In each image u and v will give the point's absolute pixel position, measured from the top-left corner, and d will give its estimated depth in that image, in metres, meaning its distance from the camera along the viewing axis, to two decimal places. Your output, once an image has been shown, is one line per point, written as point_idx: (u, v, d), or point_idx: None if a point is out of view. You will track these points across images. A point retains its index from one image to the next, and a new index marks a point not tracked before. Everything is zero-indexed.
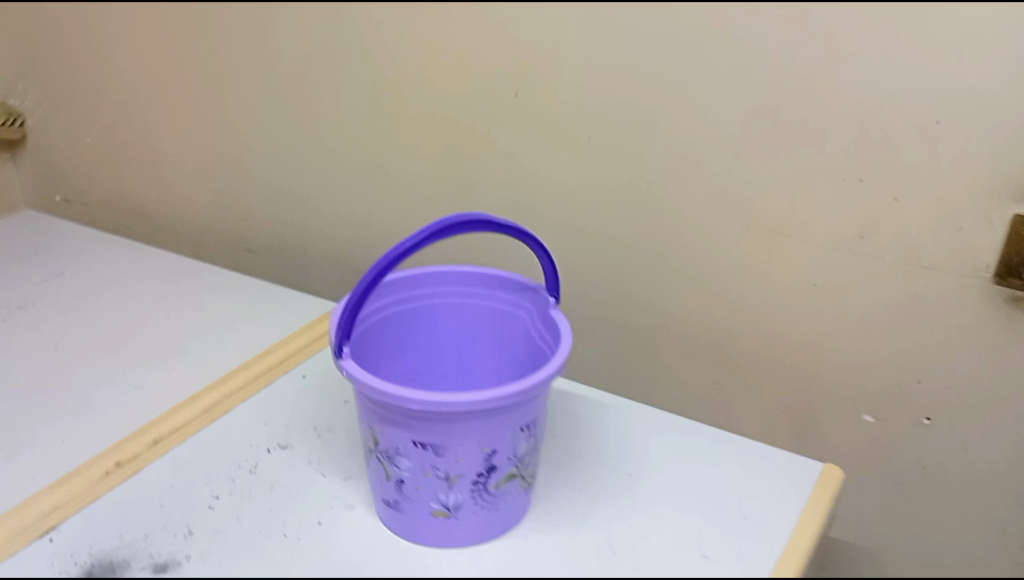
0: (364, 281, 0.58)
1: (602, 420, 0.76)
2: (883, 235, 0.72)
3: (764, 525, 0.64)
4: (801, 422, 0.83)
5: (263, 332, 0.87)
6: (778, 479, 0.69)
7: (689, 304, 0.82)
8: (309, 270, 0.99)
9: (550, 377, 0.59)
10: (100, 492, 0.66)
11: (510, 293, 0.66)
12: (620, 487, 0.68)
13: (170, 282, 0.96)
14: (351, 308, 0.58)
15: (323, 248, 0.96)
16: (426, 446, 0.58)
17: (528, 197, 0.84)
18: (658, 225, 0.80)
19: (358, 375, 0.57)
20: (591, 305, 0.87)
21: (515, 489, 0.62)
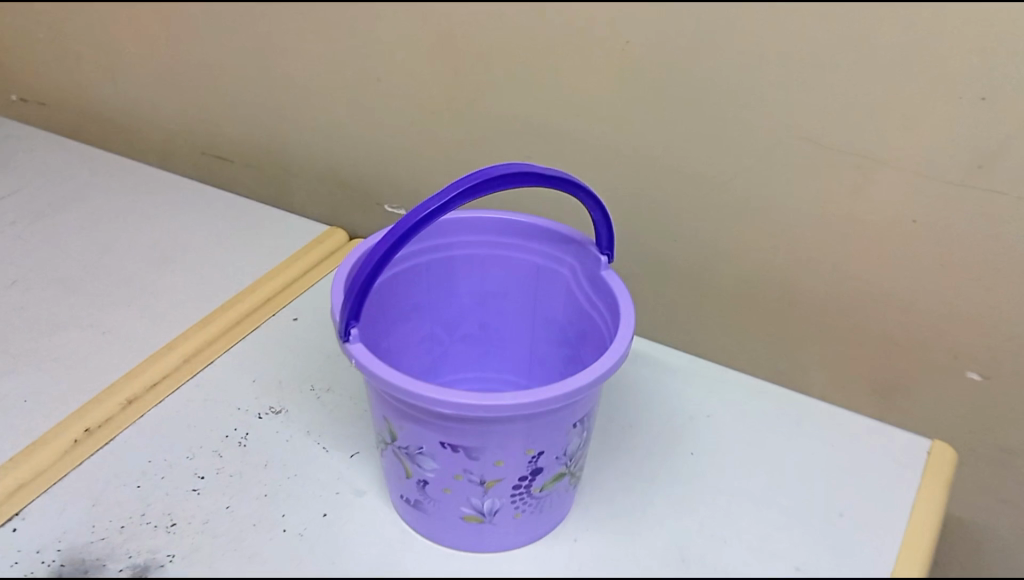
0: (375, 250, 0.47)
1: (650, 383, 0.65)
2: (1007, 164, 0.59)
3: (867, 523, 0.54)
4: (891, 378, 0.73)
5: (251, 263, 0.77)
6: (875, 464, 0.59)
7: (757, 249, 0.70)
8: (318, 188, 0.87)
9: (610, 367, 0.48)
10: (66, 469, 0.58)
11: (550, 245, 0.56)
12: (686, 470, 0.58)
13: (147, 204, 0.84)
14: (360, 281, 0.47)
15: (336, 172, 0.85)
16: (457, 449, 0.48)
17: (562, 125, 0.71)
18: (722, 161, 0.67)
19: (372, 365, 0.46)
20: (636, 251, 0.75)
21: (562, 488, 0.52)
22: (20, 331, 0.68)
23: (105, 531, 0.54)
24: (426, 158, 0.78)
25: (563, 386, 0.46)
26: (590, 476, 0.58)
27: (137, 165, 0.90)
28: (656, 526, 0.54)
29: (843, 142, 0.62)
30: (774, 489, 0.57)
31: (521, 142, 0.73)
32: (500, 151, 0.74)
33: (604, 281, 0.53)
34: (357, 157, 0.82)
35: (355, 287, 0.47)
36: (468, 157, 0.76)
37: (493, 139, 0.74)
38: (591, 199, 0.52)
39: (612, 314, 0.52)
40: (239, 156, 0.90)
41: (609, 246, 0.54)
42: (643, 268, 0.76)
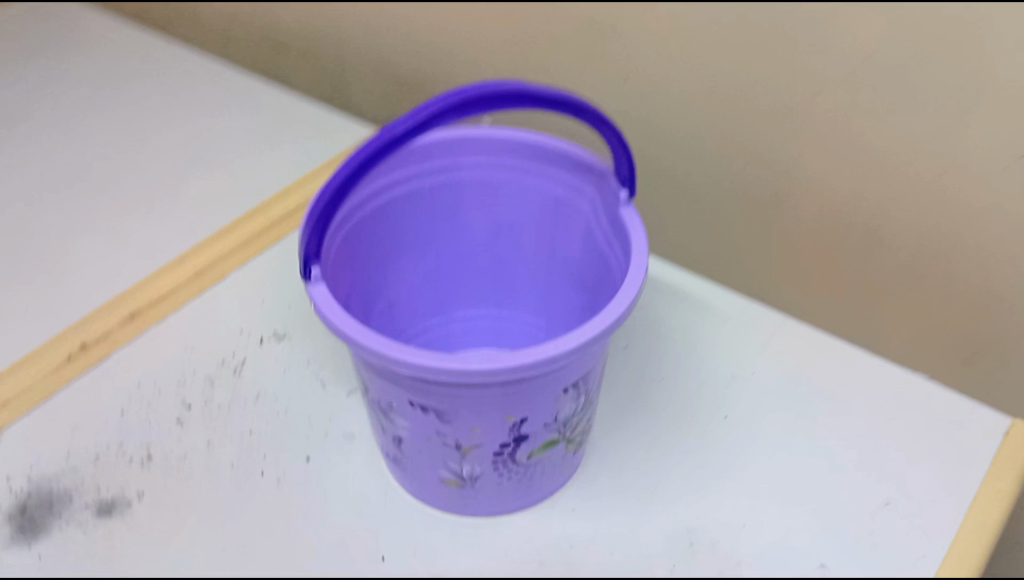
0: (335, 174, 0.40)
1: (692, 326, 0.58)
2: None
3: (914, 518, 0.48)
4: (981, 338, 0.64)
5: (284, 176, 0.72)
6: (939, 445, 0.51)
7: (839, 178, 0.63)
8: (378, 88, 0.82)
9: (609, 329, 0.41)
10: (54, 388, 0.55)
11: (568, 173, 0.48)
12: (714, 437, 0.52)
13: (193, 104, 0.80)
14: (317, 210, 0.41)
15: (400, 75, 0.80)
16: (427, 410, 0.41)
17: (638, 24, 0.64)
18: (809, 74, 0.59)
19: (327, 309, 0.40)
20: (705, 170, 0.68)
21: (556, 456, 0.46)
22: (40, 232, 0.66)
23: (78, 461, 0.51)
24: (488, 58, 0.73)
25: (546, 350, 0.39)
26: (600, 435, 0.52)
27: (189, 55, 0.86)
28: (661, 511, 0.48)
29: (938, 58, 0.54)
30: (812, 473, 0.50)
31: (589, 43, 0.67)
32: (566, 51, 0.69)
33: (623, 221, 0.45)
34: (420, 56, 0.77)
35: (312, 218, 0.41)
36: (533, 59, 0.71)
37: (559, 38, 0.69)
38: (606, 127, 0.43)
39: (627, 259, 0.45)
40: (303, 51, 0.86)
41: (630, 178, 0.45)
42: (713, 190, 0.69)
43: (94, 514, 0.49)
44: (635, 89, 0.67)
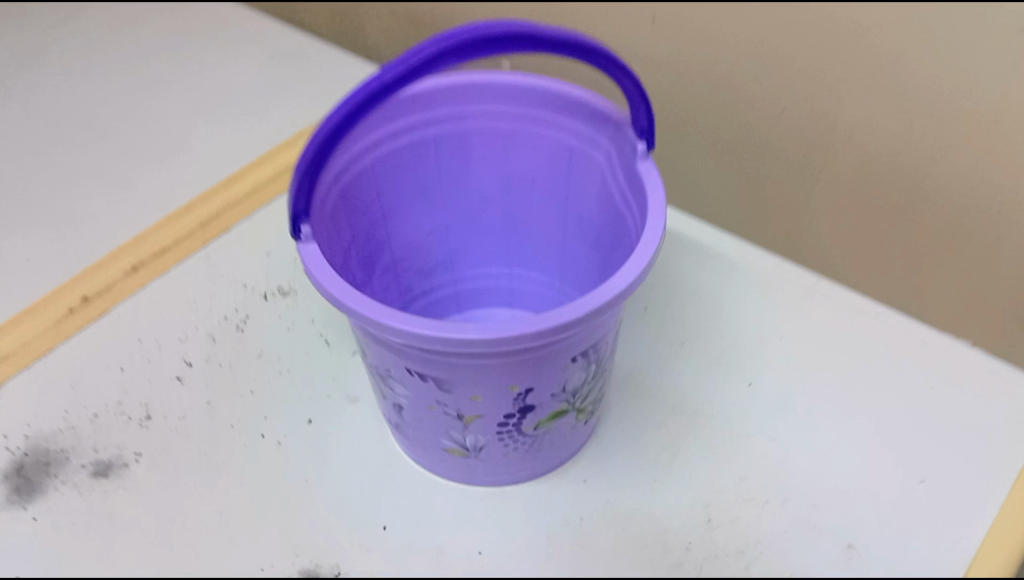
0: (322, 125, 0.38)
1: (715, 289, 0.55)
2: None
3: (947, 497, 0.45)
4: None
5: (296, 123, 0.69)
6: (976, 420, 0.48)
7: (881, 127, 0.59)
8: (395, 33, 0.79)
9: (619, 296, 0.37)
10: (53, 345, 0.53)
11: (583, 122, 0.45)
12: (735, 408, 0.49)
13: (206, 47, 0.77)
14: (304, 164, 0.38)
15: (419, 21, 0.77)
16: (425, 377, 0.39)
17: None
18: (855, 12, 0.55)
19: (316, 271, 0.38)
20: (737, 120, 0.65)
21: (565, 425, 0.43)
22: (44, 179, 0.64)
23: (76, 420, 0.49)
24: None
25: (550, 317, 0.36)
26: (618, 404, 0.50)
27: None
28: (679, 486, 0.46)
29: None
30: (839, 447, 0.47)
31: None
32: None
33: (640, 176, 0.42)
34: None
35: (299, 173, 0.38)
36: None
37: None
38: (622, 73, 0.39)
39: (643, 216, 0.42)
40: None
41: (648, 129, 0.42)
42: (743, 141, 0.66)
43: (91, 475, 0.46)
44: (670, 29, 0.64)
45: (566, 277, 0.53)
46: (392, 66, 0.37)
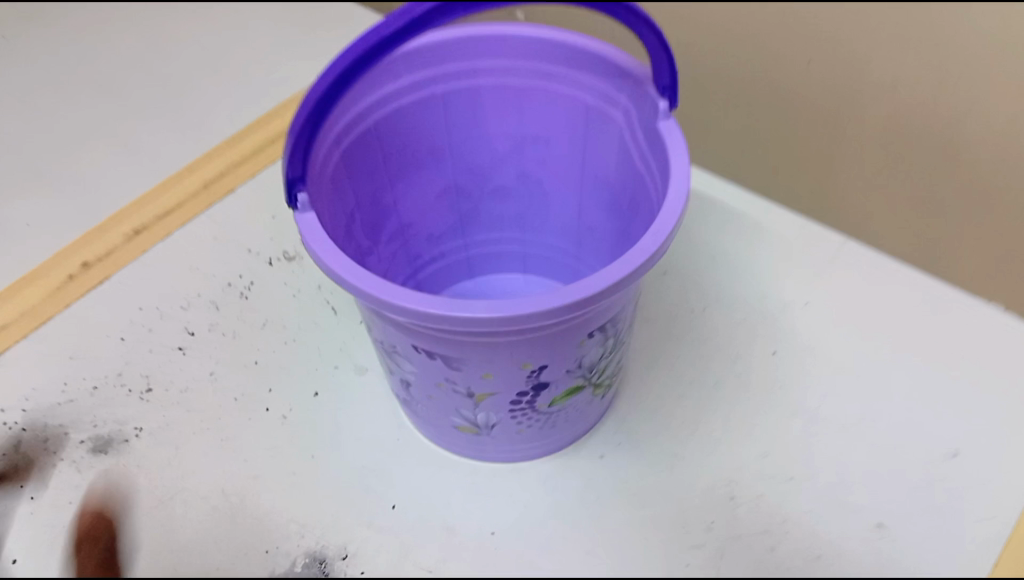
0: (316, 86, 0.35)
1: (740, 251, 0.53)
2: None
3: (983, 473, 0.43)
4: None
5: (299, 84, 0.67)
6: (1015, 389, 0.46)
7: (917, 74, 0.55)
8: None
9: (639, 269, 0.35)
10: (54, 312, 0.51)
11: (600, 78, 0.42)
12: (759, 376, 0.47)
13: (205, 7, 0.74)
14: (298, 127, 0.36)
15: None
16: (433, 355, 0.37)
17: None
18: None
19: (313, 242, 0.36)
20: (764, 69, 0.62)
21: (582, 401, 0.41)
22: (42, 139, 0.61)
23: (75, 393, 0.47)
24: None
25: (564, 293, 0.34)
26: (636, 377, 0.48)
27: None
28: (696, 461, 0.44)
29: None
30: (869, 420, 0.45)
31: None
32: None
33: (662, 136, 0.39)
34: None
35: (293, 137, 0.36)
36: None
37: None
38: (645, 25, 0.36)
39: (665, 180, 0.39)
40: None
41: (671, 86, 0.39)
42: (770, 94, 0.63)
43: (90, 451, 0.45)
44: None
45: (581, 241, 0.51)
46: (388, 23, 0.33)
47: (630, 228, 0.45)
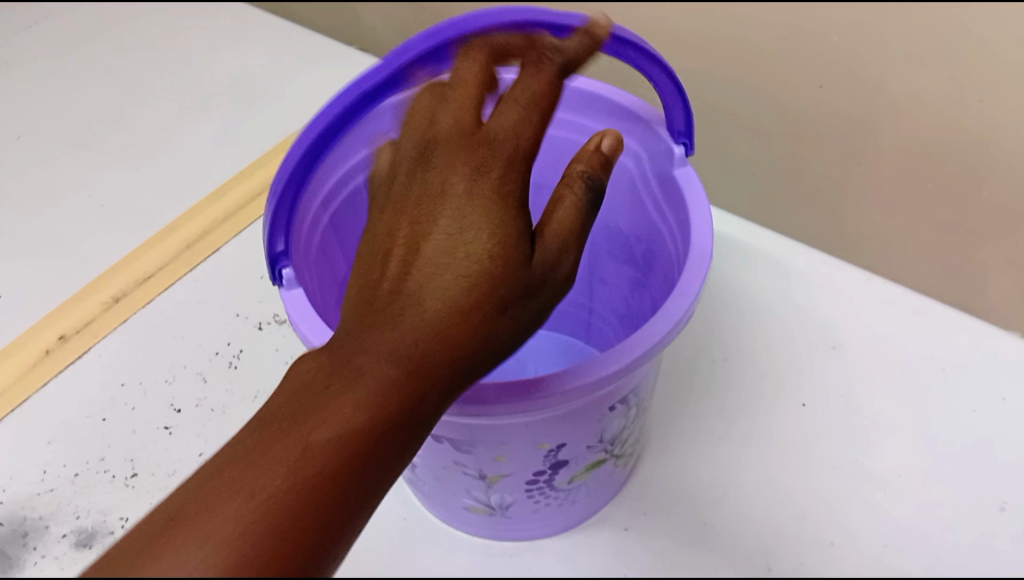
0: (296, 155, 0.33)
1: (759, 291, 0.50)
2: None
3: None
4: None
5: (266, 125, 0.62)
6: None
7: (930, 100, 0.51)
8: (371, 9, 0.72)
9: (663, 336, 0.32)
10: (26, 393, 0.47)
11: (606, 124, 0.39)
12: (788, 428, 0.44)
13: (164, 40, 0.70)
14: (278, 198, 0.33)
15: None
16: (440, 440, 0.34)
17: None
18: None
19: (296, 316, 0.32)
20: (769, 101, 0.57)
21: (604, 472, 0.38)
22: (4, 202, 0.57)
23: (55, 482, 0.44)
24: None
25: (582, 371, 0.31)
26: (657, 440, 0.45)
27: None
28: (729, 531, 0.41)
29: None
30: (909, 472, 0.42)
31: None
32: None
33: (678, 183, 0.36)
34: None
35: (274, 209, 0.33)
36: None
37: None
38: (659, 67, 0.33)
39: (683, 228, 0.36)
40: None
41: (687, 131, 0.36)
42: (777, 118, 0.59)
43: (72, 546, 0.41)
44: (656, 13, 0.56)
45: (595, 292, 0.49)
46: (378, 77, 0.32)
47: (648, 280, 0.43)
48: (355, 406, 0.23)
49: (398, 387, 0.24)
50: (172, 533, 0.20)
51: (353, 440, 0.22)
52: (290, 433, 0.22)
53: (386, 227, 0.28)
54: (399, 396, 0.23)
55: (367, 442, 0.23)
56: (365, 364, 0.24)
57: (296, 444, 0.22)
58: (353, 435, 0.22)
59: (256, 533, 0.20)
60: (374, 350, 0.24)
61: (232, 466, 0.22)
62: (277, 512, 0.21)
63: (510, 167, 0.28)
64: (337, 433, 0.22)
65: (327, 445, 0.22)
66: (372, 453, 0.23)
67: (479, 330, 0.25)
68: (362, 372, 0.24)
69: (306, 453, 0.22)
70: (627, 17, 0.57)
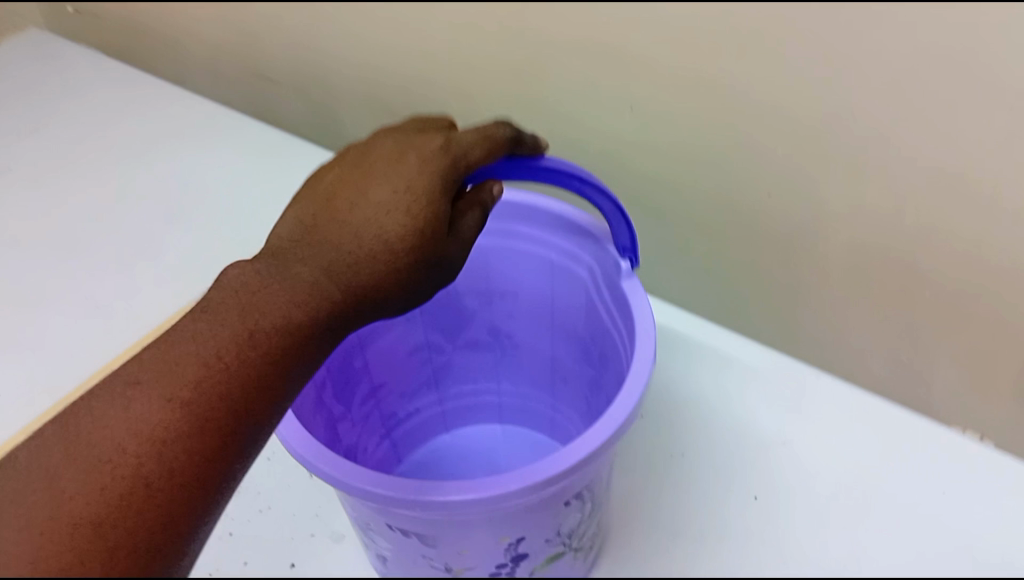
0: None
1: (710, 392, 0.52)
2: None
3: None
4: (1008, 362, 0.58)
5: (241, 227, 0.64)
6: (996, 507, 0.46)
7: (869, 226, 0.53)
8: (296, 108, 0.73)
9: (610, 438, 0.34)
10: None
11: (562, 238, 0.43)
12: (741, 521, 0.47)
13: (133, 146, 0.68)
14: None
15: (321, 100, 0.70)
16: (407, 534, 0.37)
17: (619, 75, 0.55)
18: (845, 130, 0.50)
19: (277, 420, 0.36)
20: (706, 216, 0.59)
21: (565, 563, 0.41)
22: None
23: None
24: (431, 84, 0.63)
25: (534, 471, 0.33)
26: (615, 544, 0.48)
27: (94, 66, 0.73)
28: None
29: (983, 94, 0.44)
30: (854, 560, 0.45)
31: (531, 78, 0.58)
32: (521, 86, 0.59)
33: (625, 294, 0.40)
34: (348, 80, 0.67)
35: None
36: (489, 87, 0.60)
37: (502, 73, 0.59)
38: (599, 192, 0.38)
39: (631, 336, 0.39)
40: (214, 72, 0.74)
41: (631, 247, 0.40)
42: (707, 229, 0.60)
43: None
44: (616, 135, 0.58)
45: (557, 389, 0.52)
46: None
47: (604, 380, 0.46)
48: (273, 326, 0.30)
49: (311, 313, 0.31)
50: (114, 404, 0.27)
51: (259, 357, 0.29)
52: (209, 340, 0.29)
53: (334, 181, 0.34)
54: (310, 316, 0.30)
55: (272, 358, 0.29)
56: (296, 280, 0.31)
57: (208, 356, 0.28)
58: (259, 352, 0.29)
59: (171, 431, 0.27)
60: (304, 266, 0.31)
61: (164, 355, 0.29)
62: (195, 414, 0.27)
63: (449, 167, 0.33)
64: (239, 346, 0.29)
65: (236, 365, 0.28)
66: (268, 368, 0.29)
67: (388, 276, 0.32)
68: (271, 301, 0.30)
69: (201, 380, 0.28)
70: (588, 136, 0.59)
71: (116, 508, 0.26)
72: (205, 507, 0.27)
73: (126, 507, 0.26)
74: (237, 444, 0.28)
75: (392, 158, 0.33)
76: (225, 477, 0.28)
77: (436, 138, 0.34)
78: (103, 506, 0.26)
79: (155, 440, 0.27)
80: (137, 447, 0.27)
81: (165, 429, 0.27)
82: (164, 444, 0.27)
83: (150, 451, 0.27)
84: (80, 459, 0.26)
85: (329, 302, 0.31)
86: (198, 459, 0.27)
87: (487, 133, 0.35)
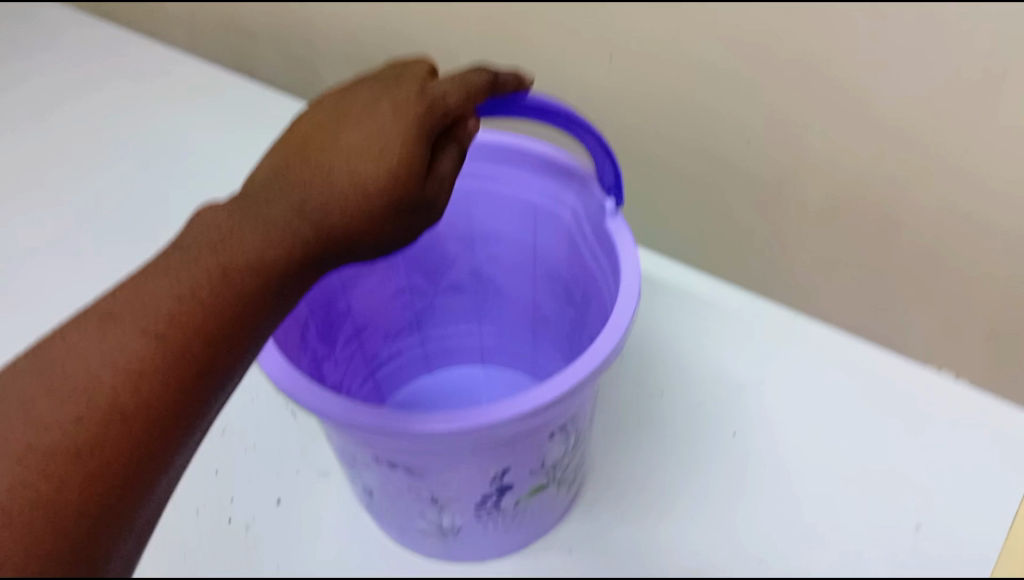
0: None
1: (691, 337, 0.53)
2: None
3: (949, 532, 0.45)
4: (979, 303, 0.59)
5: (219, 176, 0.64)
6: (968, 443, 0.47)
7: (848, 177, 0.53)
8: (266, 57, 0.71)
9: (593, 371, 0.35)
10: None
11: (546, 178, 0.43)
12: (721, 460, 0.48)
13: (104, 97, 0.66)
14: None
15: (292, 48, 0.69)
16: (394, 467, 0.37)
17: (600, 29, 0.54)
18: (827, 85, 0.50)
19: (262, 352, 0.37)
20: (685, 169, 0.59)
21: (547, 496, 0.42)
22: None
23: None
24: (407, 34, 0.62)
25: (519, 402, 0.34)
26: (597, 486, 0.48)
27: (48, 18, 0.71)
28: (668, 561, 0.45)
29: (965, 48, 0.44)
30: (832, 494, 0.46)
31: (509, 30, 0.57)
32: (498, 39, 0.58)
33: (609, 233, 0.40)
34: (321, 29, 0.66)
35: None
36: (466, 38, 0.59)
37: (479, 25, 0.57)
38: (584, 130, 0.38)
39: (615, 274, 0.40)
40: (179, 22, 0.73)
41: (615, 185, 0.40)
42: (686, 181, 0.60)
43: None
44: (597, 86, 0.57)
45: (539, 331, 0.53)
46: None
47: (586, 319, 0.46)
48: (250, 265, 0.29)
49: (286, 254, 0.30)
50: (88, 336, 0.27)
51: (233, 293, 0.29)
52: (188, 272, 0.29)
53: (311, 131, 0.34)
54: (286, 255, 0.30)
55: (246, 296, 0.29)
56: (273, 220, 0.30)
57: (183, 292, 0.28)
58: (235, 288, 0.29)
59: (147, 366, 0.27)
60: (280, 206, 0.31)
61: (136, 290, 0.28)
62: (171, 349, 0.27)
63: (426, 113, 0.33)
64: (214, 283, 0.29)
65: (211, 300, 0.28)
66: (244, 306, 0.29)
67: (369, 223, 0.32)
68: (247, 237, 0.30)
69: (175, 316, 0.28)
70: (567, 87, 0.58)
71: (94, 442, 0.26)
72: (178, 440, 0.28)
73: (101, 440, 0.26)
74: (211, 376, 0.29)
75: (368, 109, 0.33)
76: (201, 406, 0.28)
77: (415, 86, 0.34)
78: (79, 436, 0.26)
79: (132, 373, 0.27)
80: (114, 379, 0.27)
81: (142, 362, 0.27)
82: (141, 378, 0.27)
83: (127, 384, 0.27)
84: (54, 390, 0.26)
85: (304, 242, 0.31)
86: (175, 391, 0.28)
87: (467, 80, 0.34)
